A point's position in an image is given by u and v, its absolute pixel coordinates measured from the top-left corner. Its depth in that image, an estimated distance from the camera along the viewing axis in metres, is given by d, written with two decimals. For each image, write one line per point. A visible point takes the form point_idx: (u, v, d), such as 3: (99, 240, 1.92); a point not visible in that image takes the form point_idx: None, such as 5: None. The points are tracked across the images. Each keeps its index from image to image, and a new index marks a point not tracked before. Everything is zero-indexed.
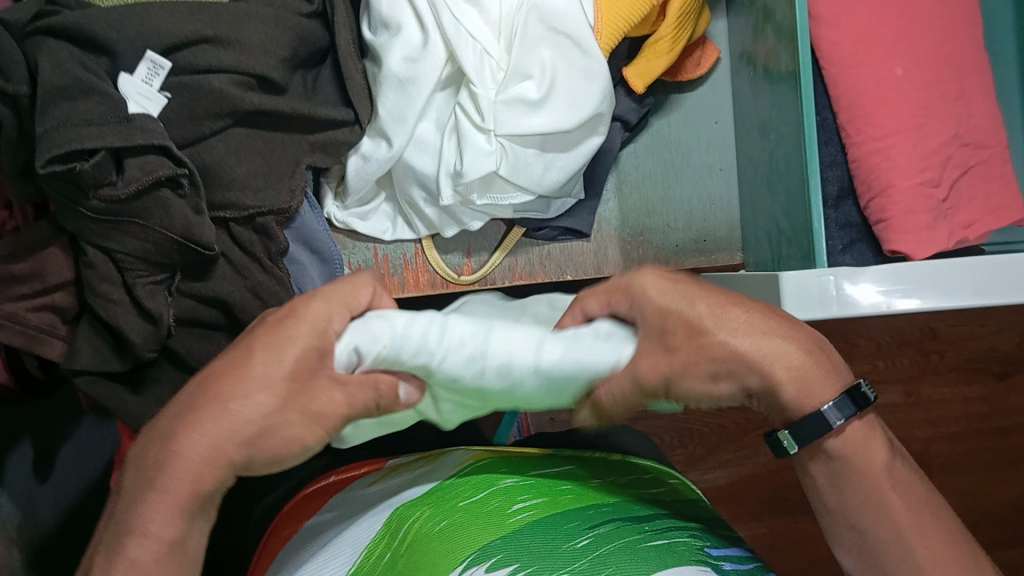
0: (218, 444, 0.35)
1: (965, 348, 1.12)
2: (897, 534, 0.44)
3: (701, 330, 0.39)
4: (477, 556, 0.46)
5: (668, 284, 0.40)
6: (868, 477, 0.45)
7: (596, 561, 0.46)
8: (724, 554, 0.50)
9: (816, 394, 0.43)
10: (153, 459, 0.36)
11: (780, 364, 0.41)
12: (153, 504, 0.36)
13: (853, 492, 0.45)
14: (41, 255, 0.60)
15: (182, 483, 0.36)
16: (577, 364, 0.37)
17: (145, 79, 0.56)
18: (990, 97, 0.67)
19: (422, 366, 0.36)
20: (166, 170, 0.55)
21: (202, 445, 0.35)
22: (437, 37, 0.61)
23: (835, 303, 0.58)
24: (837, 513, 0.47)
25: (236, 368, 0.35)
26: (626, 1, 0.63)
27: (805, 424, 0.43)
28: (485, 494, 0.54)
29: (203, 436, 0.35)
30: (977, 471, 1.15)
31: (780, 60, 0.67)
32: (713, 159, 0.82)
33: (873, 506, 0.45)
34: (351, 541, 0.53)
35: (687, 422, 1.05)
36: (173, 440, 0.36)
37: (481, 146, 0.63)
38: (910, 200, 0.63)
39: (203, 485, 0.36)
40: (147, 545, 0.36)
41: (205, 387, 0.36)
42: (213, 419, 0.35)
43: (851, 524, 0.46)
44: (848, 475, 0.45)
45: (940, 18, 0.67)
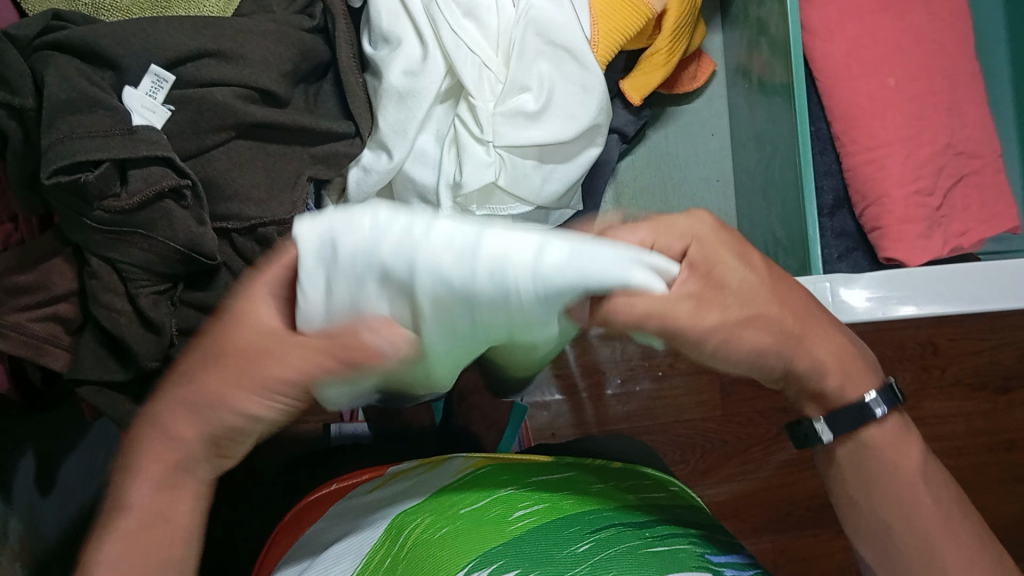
0: (169, 427, 0.41)
1: (965, 362, 1.13)
2: (921, 530, 0.45)
3: (753, 298, 0.42)
4: (478, 560, 0.46)
5: (729, 236, 0.41)
6: (897, 469, 0.46)
7: (598, 564, 0.46)
8: (724, 560, 0.51)
9: (858, 384, 0.47)
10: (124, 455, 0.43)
11: (829, 350, 0.45)
12: (127, 486, 0.42)
13: (884, 489, 0.46)
14: (45, 266, 0.61)
15: (148, 459, 0.39)
16: (587, 277, 0.29)
17: (150, 92, 0.57)
18: (982, 108, 0.68)
19: (399, 274, 0.29)
20: (169, 182, 0.56)
21: (154, 431, 0.42)
22: (436, 51, 0.62)
23: (831, 310, 0.58)
24: (863, 512, 0.47)
25: None
26: (621, 14, 0.65)
27: (852, 410, 0.46)
28: (486, 502, 0.54)
29: (154, 423, 0.42)
30: (981, 486, 1.15)
31: (775, 72, 0.68)
32: (710, 171, 0.84)
33: (904, 503, 0.46)
34: (353, 547, 0.53)
35: (689, 437, 1.05)
36: (132, 434, 0.42)
37: (481, 156, 0.63)
38: (905, 208, 0.64)
39: None
40: None
41: None
42: (160, 407, 0.42)
43: (880, 522, 0.46)
44: (877, 468, 0.47)
45: (931, 31, 0.68)
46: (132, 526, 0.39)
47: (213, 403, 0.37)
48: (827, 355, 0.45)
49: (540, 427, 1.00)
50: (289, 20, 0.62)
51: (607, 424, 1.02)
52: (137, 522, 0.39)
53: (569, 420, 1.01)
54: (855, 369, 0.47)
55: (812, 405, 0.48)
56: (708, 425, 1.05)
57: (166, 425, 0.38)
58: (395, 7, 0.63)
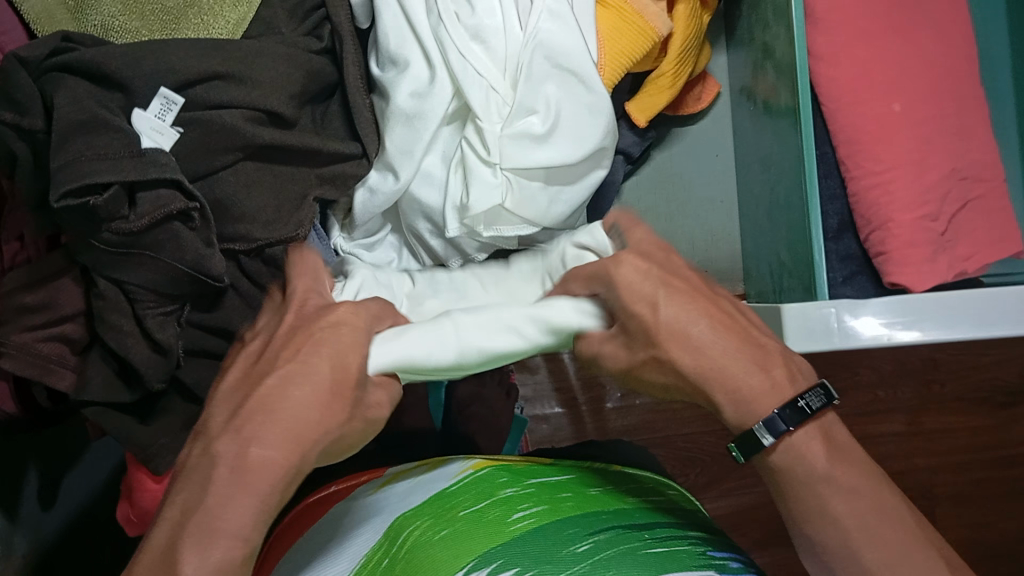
0: (293, 434, 0.40)
1: (966, 378, 1.13)
2: (841, 543, 0.46)
3: (657, 342, 0.44)
4: (478, 562, 0.48)
5: (641, 276, 0.44)
6: (804, 480, 0.47)
7: (598, 562, 0.47)
8: (727, 555, 0.52)
9: (761, 403, 0.46)
10: (227, 455, 0.39)
11: (725, 387, 0.46)
12: (235, 501, 0.38)
13: (798, 501, 0.48)
14: (53, 285, 0.61)
15: (265, 479, 0.38)
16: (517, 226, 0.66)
17: (158, 114, 0.57)
18: (987, 132, 0.69)
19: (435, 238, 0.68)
20: (177, 204, 0.56)
21: (277, 435, 0.39)
22: (444, 74, 0.63)
23: (837, 335, 0.58)
24: (796, 526, 0.49)
25: (292, 367, 0.41)
26: (628, 38, 0.66)
27: (747, 438, 0.46)
28: (485, 503, 0.55)
29: (276, 425, 0.39)
30: (981, 501, 1.15)
31: (780, 96, 0.68)
32: (715, 193, 0.84)
33: (817, 517, 0.47)
34: (350, 551, 0.55)
35: (690, 451, 1.05)
36: (245, 431, 0.39)
37: (488, 178, 0.64)
38: (910, 234, 0.64)
39: (277, 479, 0.39)
40: (229, 543, 0.37)
41: (260, 388, 0.41)
42: (280, 409, 0.40)
43: (808, 534, 0.48)
44: (785, 486, 0.48)
45: (935, 56, 0.68)
46: (234, 551, 0.37)
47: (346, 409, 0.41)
48: (733, 384, 0.46)
49: (540, 440, 1.01)
50: (300, 42, 0.63)
51: (606, 434, 1.03)
52: (238, 544, 0.37)
53: (568, 432, 1.02)
54: (764, 389, 0.46)
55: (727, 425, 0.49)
56: (707, 439, 1.05)
57: (289, 434, 0.39)
58: (403, 29, 0.63)
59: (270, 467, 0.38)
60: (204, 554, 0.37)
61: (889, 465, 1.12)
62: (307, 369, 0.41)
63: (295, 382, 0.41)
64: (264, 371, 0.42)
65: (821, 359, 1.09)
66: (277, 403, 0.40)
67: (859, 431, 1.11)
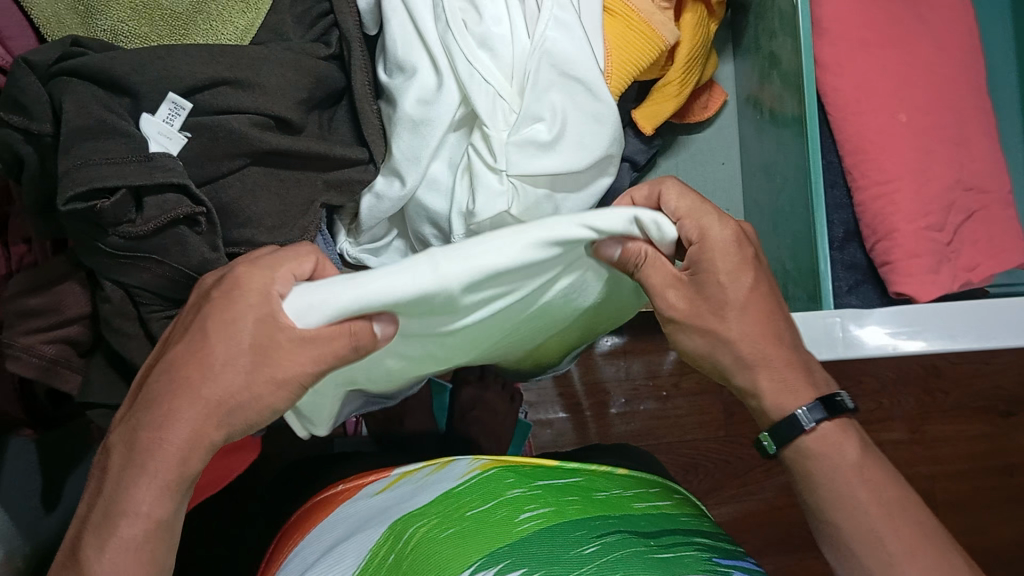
0: (198, 427, 0.46)
1: (968, 387, 1.13)
2: (868, 529, 0.52)
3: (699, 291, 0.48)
4: (486, 560, 0.48)
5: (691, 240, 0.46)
6: (835, 472, 0.53)
7: (603, 567, 0.47)
8: (733, 564, 0.52)
9: (793, 399, 0.54)
10: (141, 443, 0.46)
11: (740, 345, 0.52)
12: (141, 485, 0.46)
13: (826, 489, 0.54)
14: (58, 290, 0.61)
15: (170, 469, 0.46)
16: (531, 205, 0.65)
17: (166, 119, 0.58)
18: (992, 143, 0.69)
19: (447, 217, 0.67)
20: (183, 209, 0.56)
21: (185, 430, 0.46)
22: (451, 81, 0.63)
23: (841, 344, 0.58)
24: (821, 514, 0.54)
25: (198, 354, 0.45)
26: (635, 47, 0.66)
27: (785, 423, 0.53)
28: (492, 503, 0.55)
29: (184, 422, 0.46)
30: (984, 510, 1.15)
31: (785, 105, 0.69)
32: (720, 200, 0.84)
33: (845, 506, 0.53)
34: (356, 545, 0.55)
35: (694, 457, 1.05)
36: (155, 423, 0.46)
37: (493, 185, 0.63)
38: (915, 244, 0.64)
39: (183, 464, 0.46)
40: (135, 522, 0.46)
41: (172, 372, 0.46)
42: (187, 406, 0.46)
43: (832, 521, 0.53)
44: (816, 475, 0.54)
45: (941, 67, 0.68)
46: (144, 530, 0.46)
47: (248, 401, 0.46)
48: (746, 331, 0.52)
49: (543, 445, 1.01)
50: (307, 49, 0.63)
51: (609, 440, 1.03)
52: (149, 524, 0.47)
53: (571, 437, 1.02)
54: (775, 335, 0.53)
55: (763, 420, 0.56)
56: (710, 446, 1.05)
57: (194, 428, 0.46)
58: (410, 36, 0.63)
59: (178, 458, 0.46)
60: (113, 536, 0.46)
61: None
62: (218, 370, 0.45)
63: (207, 375, 0.45)
64: (179, 352, 0.46)
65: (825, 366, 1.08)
66: (184, 400, 0.46)
67: None
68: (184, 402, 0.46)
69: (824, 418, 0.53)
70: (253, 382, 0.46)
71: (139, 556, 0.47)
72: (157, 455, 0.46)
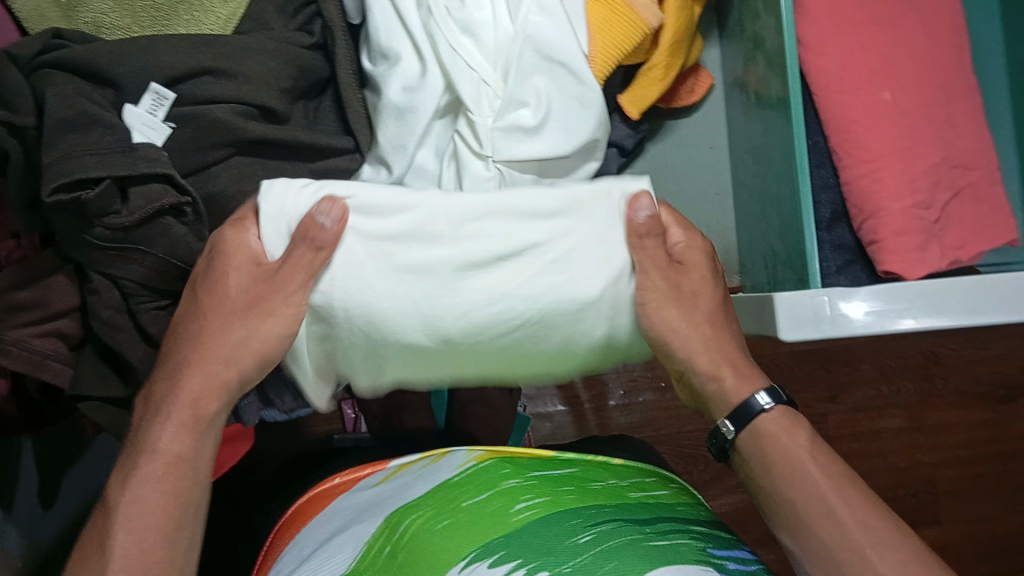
0: (208, 370, 0.52)
1: (966, 373, 1.13)
2: (822, 500, 0.52)
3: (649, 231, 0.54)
4: (479, 553, 0.48)
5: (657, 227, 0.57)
6: (790, 451, 0.54)
7: (598, 556, 0.47)
8: (727, 554, 0.52)
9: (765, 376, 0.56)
10: (163, 392, 0.52)
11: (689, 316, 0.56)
12: (162, 426, 0.51)
13: (781, 468, 0.54)
14: (46, 284, 0.62)
15: (185, 403, 0.52)
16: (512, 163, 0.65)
17: (149, 110, 0.58)
18: (978, 120, 0.69)
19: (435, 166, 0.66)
20: (169, 200, 0.56)
21: (196, 374, 0.52)
22: (434, 67, 0.63)
23: (828, 323, 0.58)
24: (775, 495, 0.54)
25: (198, 314, 0.53)
26: (618, 31, 0.66)
27: (740, 406, 0.56)
28: (487, 494, 0.55)
29: (193, 368, 0.52)
30: (985, 496, 1.15)
31: (771, 87, 0.68)
32: (708, 185, 0.84)
33: (796, 480, 0.53)
34: (352, 538, 0.55)
35: (693, 448, 1.05)
36: (172, 376, 0.52)
37: (479, 172, 0.64)
38: (901, 222, 0.64)
39: (200, 405, 0.52)
40: (158, 457, 0.50)
41: (181, 334, 0.53)
42: (196, 353, 0.53)
43: (788, 499, 0.53)
44: (773, 455, 0.55)
45: (925, 45, 0.68)
46: (167, 462, 0.50)
47: (251, 339, 0.52)
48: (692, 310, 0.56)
49: (542, 438, 1.01)
50: (289, 37, 0.63)
51: (608, 431, 1.03)
52: (169, 457, 0.50)
53: (570, 430, 1.02)
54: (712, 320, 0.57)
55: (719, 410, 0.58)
56: None
57: (207, 369, 0.53)
58: (392, 22, 0.63)
59: (195, 399, 0.52)
60: (135, 475, 0.49)
61: (893, 461, 1.11)
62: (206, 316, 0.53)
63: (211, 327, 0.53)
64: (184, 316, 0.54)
65: (823, 354, 1.08)
66: (195, 345, 0.53)
67: (862, 428, 1.10)
68: (197, 349, 0.53)
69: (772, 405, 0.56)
70: (247, 321, 0.52)
71: (169, 486, 0.49)
72: (177, 397, 0.52)
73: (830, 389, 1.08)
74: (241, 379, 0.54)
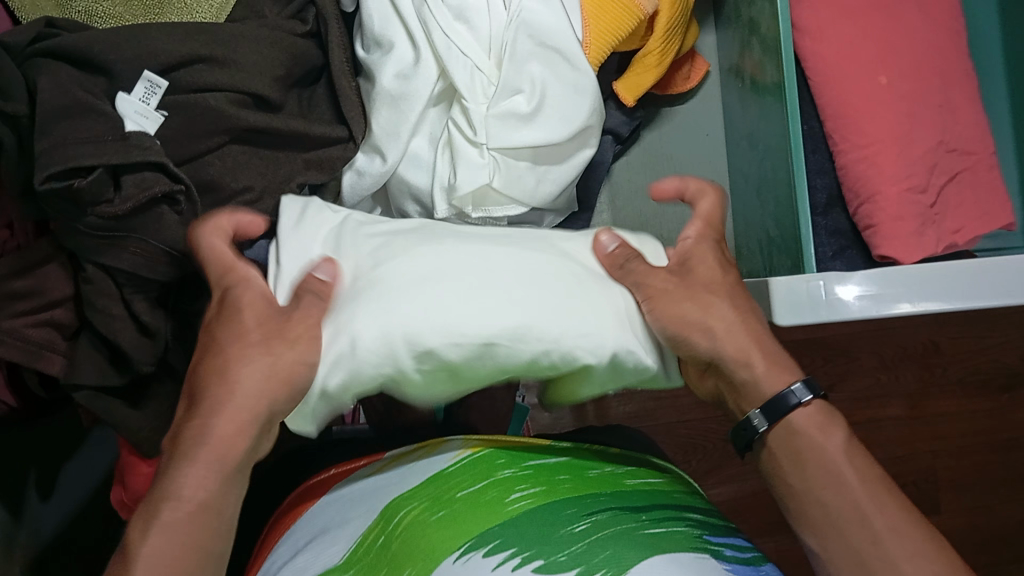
0: (236, 410, 0.45)
1: (967, 361, 1.12)
2: (854, 505, 0.49)
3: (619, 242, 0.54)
4: (476, 542, 0.48)
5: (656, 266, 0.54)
6: (823, 451, 0.51)
7: (593, 544, 0.48)
8: (723, 541, 0.52)
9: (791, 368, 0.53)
10: (187, 437, 0.45)
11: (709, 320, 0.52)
12: (187, 472, 0.44)
13: (815, 470, 0.51)
14: (41, 273, 0.61)
15: (212, 447, 0.44)
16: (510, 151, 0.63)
17: (142, 98, 0.58)
18: (975, 104, 0.69)
19: (426, 152, 0.66)
20: (161, 186, 0.56)
21: (222, 417, 0.45)
22: (428, 54, 0.63)
23: (823, 307, 0.58)
24: (805, 493, 0.51)
25: (218, 358, 0.46)
26: (613, 17, 0.65)
27: (773, 401, 0.52)
28: (483, 483, 0.55)
29: (217, 411, 0.45)
30: (984, 486, 1.15)
31: (767, 72, 0.68)
32: (705, 171, 0.84)
33: (834, 482, 0.50)
34: (346, 529, 0.55)
35: (692, 437, 1.05)
36: (198, 419, 0.45)
37: (474, 159, 0.64)
38: (897, 207, 0.64)
39: (233, 447, 0.45)
40: (180, 506, 0.43)
41: (205, 379, 0.46)
42: (221, 396, 0.45)
43: (818, 500, 0.50)
44: (802, 450, 0.51)
45: (921, 28, 0.68)
46: (190, 512, 0.43)
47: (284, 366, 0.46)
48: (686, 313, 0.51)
49: (543, 428, 1.01)
50: (285, 26, 0.63)
51: (607, 422, 1.03)
52: (194, 505, 0.43)
53: (569, 420, 1.01)
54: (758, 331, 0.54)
55: (745, 402, 0.54)
56: (709, 425, 1.05)
57: (237, 405, 0.45)
58: (387, 11, 0.63)
59: (225, 440, 0.45)
60: (154, 525, 0.43)
61: (893, 450, 1.11)
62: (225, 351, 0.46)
63: (241, 360, 0.46)
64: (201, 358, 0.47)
65: (822, 343, 1.08)
66: (225, 378, 0.46)
67: (863, 417, 1.10)
68: (228, 383, 0.46)
69: (810, 401, 0.52)
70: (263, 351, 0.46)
71: (190, 539, 0.43)
72: (204, 442, 0.44)
73: (830, 378, 1.08)
74: (270, 413, 0.46)
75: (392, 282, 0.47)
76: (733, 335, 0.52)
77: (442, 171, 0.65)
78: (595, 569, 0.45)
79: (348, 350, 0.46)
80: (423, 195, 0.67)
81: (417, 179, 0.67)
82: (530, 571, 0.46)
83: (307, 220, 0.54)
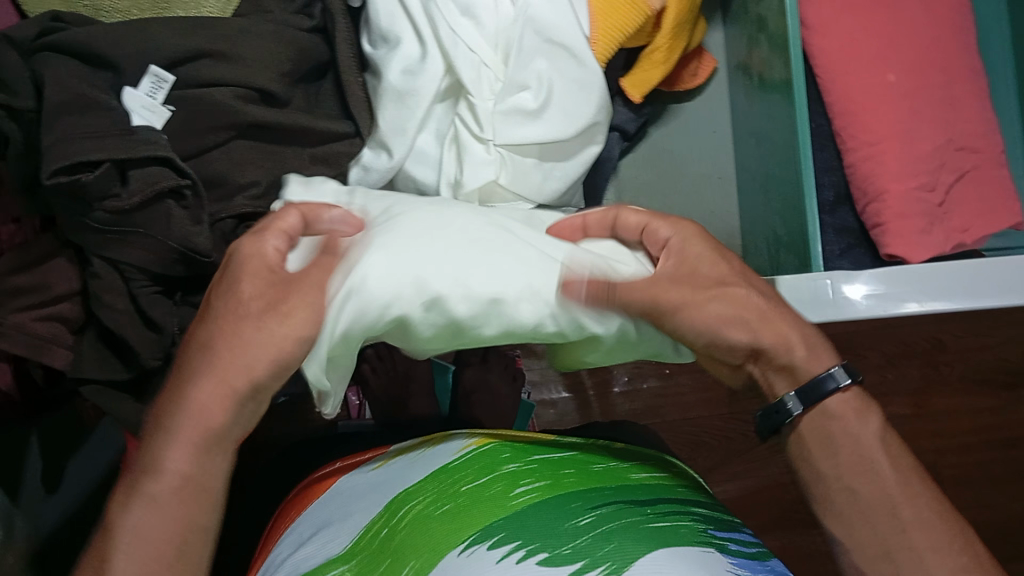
0: (217, 383, 0.46)
1: (973, 359, 1.12)
2: (884, 493, 0.50)
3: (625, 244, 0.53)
4: (480, 535, 0.48)
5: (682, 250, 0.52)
6: (857, 438, 0.51)
7: (598, 537, 0.47)
8: (729, 536, 0.52)
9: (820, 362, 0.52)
10: (168, 409, 0.46)
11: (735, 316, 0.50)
12: (167, 444, 0.45)
13: (846, 455, 0.51)
14: (47, 266, 0.62)
15: (191, 421, 0.45)
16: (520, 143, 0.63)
17: (149, 92, 0.58)
18: (983, 102, 0.68)
19: (432, 149, 0.66)
20: (169, 183, 0.56)
21: (201, 390, 0.46)
22: (435, 50, 0.62)
23: (832, 307, 0.58)
24: (833, 481, 0.51)
25: (207, 332, 0.47)
26: (620, 13, 0.65)
27: (812, 384, 0.51)
28: (488, 477, 0.54)
29: (200, 384, 0.46)
30: (990, 484, 1.14)
31: (774, 69, 0.68)
32: (710, 168, 0.84)
33: (866, 471, 0.50)
34: (350, 523, 0.55)
35: (698, 434, 1.04)
36: (179, 393, 0.46)
37: (480, 155, 0.64)
38: (905, 205, 0.64)
39: (212, 419, 0.46)
40: (163, 478, 0.45)
41: (191, 351, 0.47)
42: (205, 369, 0.46)
43: (848, 488, 0.50)
44: (834, 437, 0.51)
45: (930, 25, 0.67)
46: (173, 486, 0.45)
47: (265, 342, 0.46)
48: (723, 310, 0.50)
49: (547, 424, 1.01)
50: (291, 21, 0.63)
51: (612, 418, 1.03)
52: (176, 478, 0.45)
53: (573, 416, 1.01)
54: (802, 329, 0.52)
55: (778, 383, 0.53)
56: (714, 422, 1.05)
57: (219, 382, 0.46)
58: (393, 7, 0.63)
59: (204, 413, 0.45)
60: (138, 495, 0.45)
61: None
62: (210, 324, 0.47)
63: (224, 334, 0.46)
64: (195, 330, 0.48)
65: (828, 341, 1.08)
66: (209, 353, 0.46)
67: None
68: (210, 357, 0.46)
69: (849, 385, 0.51)
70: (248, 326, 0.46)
71: (176, 509, 0.45)
72: (182, 414, 0.45)
73: None
74: (253, 385, 0.46)
75: (394, 236, 0.49)
76: (768, 322, 0.51)
77: (449, 168, 0.65)
78: (599, 563, 0.45)
79: (356, 289, 0.47)
80: (429, 191, 0.67)
81: (424, 176, 0.66)
82: (535, 563, 0.45)
83: (314, 184, 0.59)
